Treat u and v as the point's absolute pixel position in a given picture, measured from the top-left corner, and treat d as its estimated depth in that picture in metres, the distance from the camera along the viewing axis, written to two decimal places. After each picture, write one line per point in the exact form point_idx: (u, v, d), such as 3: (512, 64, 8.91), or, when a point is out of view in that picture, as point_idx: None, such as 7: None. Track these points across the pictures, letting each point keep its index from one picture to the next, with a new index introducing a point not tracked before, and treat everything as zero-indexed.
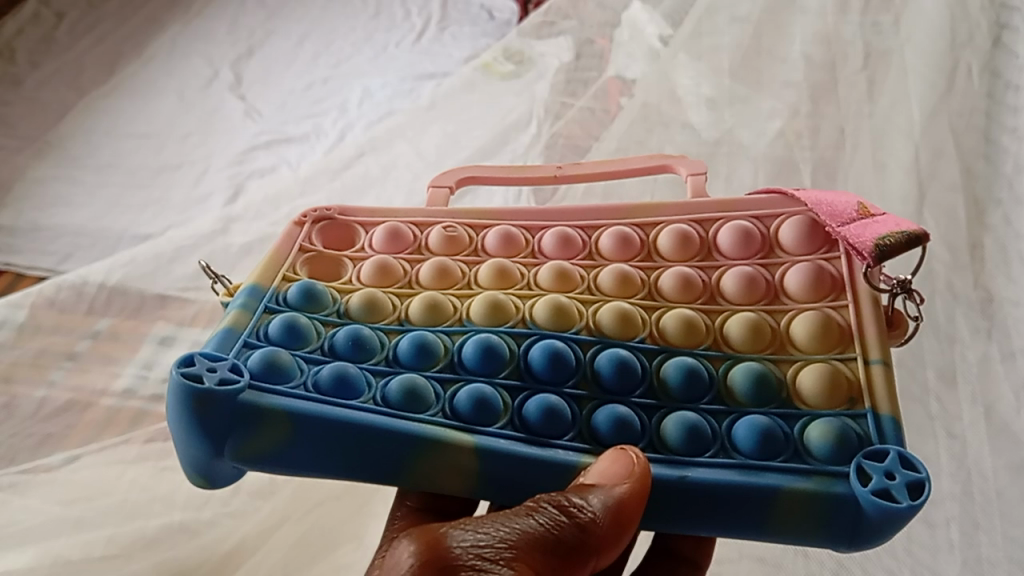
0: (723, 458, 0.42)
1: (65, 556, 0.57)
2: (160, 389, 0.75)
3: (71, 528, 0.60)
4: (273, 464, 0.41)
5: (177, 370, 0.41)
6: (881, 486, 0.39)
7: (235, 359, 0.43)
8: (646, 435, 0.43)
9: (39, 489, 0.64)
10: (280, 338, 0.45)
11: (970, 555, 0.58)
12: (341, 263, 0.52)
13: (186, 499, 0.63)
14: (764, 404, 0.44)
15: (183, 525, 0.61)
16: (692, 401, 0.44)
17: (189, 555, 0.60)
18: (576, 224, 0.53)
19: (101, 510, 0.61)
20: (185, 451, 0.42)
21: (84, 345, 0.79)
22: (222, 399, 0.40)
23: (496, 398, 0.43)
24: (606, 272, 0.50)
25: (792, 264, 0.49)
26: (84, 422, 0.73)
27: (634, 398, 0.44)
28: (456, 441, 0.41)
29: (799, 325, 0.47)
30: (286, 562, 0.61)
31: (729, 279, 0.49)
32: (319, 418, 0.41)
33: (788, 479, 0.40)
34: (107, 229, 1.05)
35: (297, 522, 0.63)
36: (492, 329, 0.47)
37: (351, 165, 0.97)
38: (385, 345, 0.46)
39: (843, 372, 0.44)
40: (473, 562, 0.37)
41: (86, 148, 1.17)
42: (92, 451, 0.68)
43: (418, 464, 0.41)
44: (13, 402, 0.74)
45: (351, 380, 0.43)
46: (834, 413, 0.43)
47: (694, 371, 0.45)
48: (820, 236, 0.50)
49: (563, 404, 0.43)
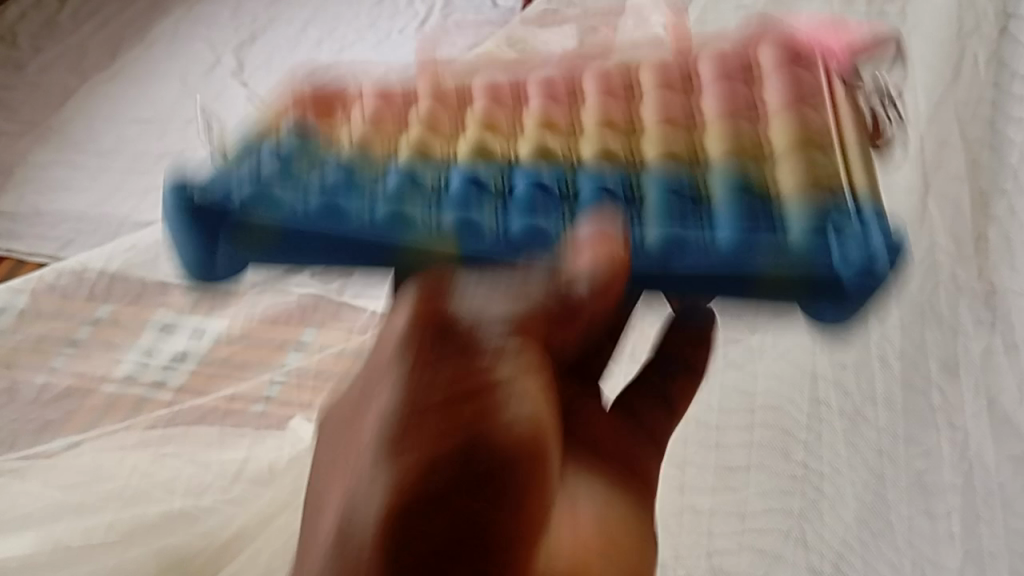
0: (699, 237, 0.41)
1: (65, 541, 0.58)
2: (162, 376, 0.75)
3: (72, 512, 0.60)
4: (267, 255, 0.41)
5: (167, 181, 0.41)
6: (861, 258, 0.40)
7: (228, 175, 0.42)
8: (628, 205, 0.42)
9: (39, 475, 0.64)
10: (271, 165, 0.42)
11: (971, 547, 0.54)
12: (332, 111, 0.49)
13: (187, 486, 0.63)
14: (749, 203, 0.42)
15: (184, 512, 0.61)
16: (685, 205, 0.43)
17: (188, 540, 0.59)
18: (566, 79, 0.52)
19: (103, 495, 0.62)
20: (183, 250, 0.41)
21: (85, 331, 0.79)
22: (213, 203, 0.40)
23: (479, 202, 0.42)
24: (588, 109, 0.48)
25: (771, 76, 0.49)
26: (84, 407, 0.73)
27: (617, 198, 0.42)
28: (443, 251, 0.39)
29: (778, 130, 0.46)
30: (281, 548, 0.58)
31: (710, 103, 0.48)
32: (305, 228, 0.40)
33: (774, 262, 0.40)
34: (109, 215, 1.04)
35: (294, 509, 0.60)
36: (476, 160, 0.45)
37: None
38: (359, 159, 0.44)
39: (822, 168, 0.44)
40: (471, 323, 0.34)
41: (89, 133, 1.17)
42: (92, 438, 0.68)
43: (406, 267, 0.40)
44: (15, 386, 0.74)
45: (340, 207, 0.41)
46: (819, 203, 0.42)
47: (677, 185, 0.43)
48: (791, 54, 0.51)
49: (546, 206, 0.42)
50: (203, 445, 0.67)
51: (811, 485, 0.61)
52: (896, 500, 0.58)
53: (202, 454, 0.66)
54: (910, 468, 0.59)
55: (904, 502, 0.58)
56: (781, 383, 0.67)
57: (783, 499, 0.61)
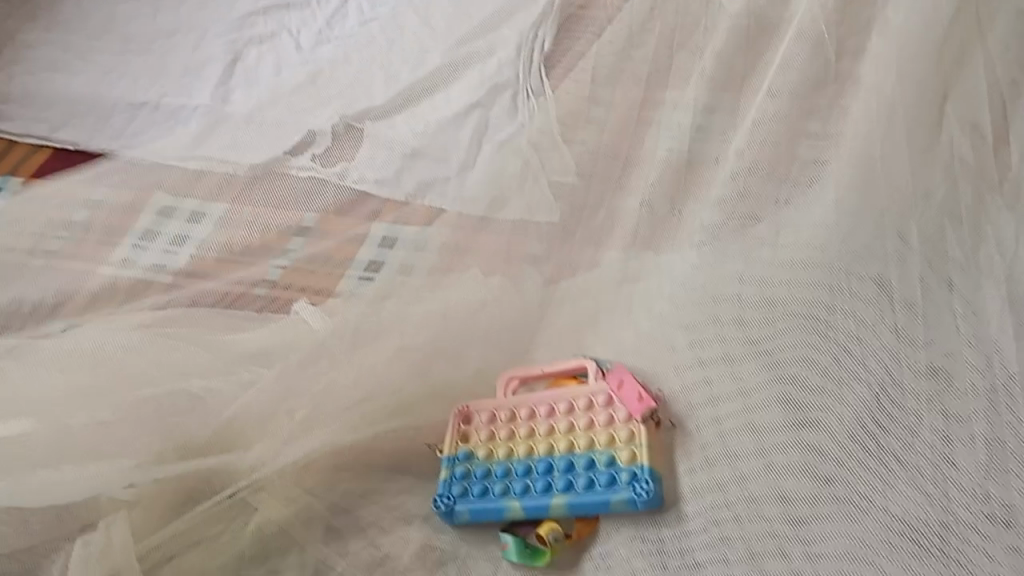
0: (576, 501, 0.58)
1: (65, 421, 0.59)
2: (160, 260, 0.71)
3: (79, 395, 0.60)
4: (465, 506, 0.60)
5: (435, 507, 0.61)
6: (647, 491, 0.56)
7: (459, 490, 0.61)
8: (543, 511, 0.59)
9: (39, 357, 0.63)
10: (476, 489, 0.61)
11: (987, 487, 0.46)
12: (266, 253, 0.72)
13: (190, 365, 0.63)
14: (582, 492, 0.58)
15: (192, 395, 0.62)
16: (550, 510, 0.58)
17: (192, 424, 0.61)
18: (497, 158, 0.73)
19: (113, 379, 0.61)
20: (446, 466, 0.63)
21: (83, 215, 0.72)
22: (449, 504, 0.60)
23: (552, 488, 0.59)
24: (505, 183, 0.70)
25: (590, 399, 0.62)
26: (83, 290, 0.68)
27: (534, 505, 0.59)
28: (546, 514, 0.58)
29: (600, 440, 0.60)
30: (291, 435, 0.61)
31: (551, 405, 0.64)
32: (491, 510, 0.60)
33: (615, 503, 0.57)
34: (103, 96, 0.97)
35: (302, 398, 0.62)
36: (454, 459, 0.63)
37: (350, 52, 0.91)
38: (467, 483, 0.61)
39: (616, 438, 0.60)
40: (605, 429, 0.61)
41: (78, 10, 1.09)
42: (93, 318, 0.66)
43: (532, 514, 0.59)
44: (17, 268, 0.68)
45: (490, 511, 0.60)
46: (620, 492, 0.57)
47: (539, 513, 0.59)
48: (614, 395, 0.62)
49: (562, 508, 0.58)
50: (207, 328, 0.65)
51: (812, 410, 0.53)
52: (910, 412, 0.50)
53: (207, 336, 0.65)
54: (920, 386, 0.50)
55: (923, 417, 0.50)
56: (796, 268, 0.58)
57: (803, 440, 0.52)
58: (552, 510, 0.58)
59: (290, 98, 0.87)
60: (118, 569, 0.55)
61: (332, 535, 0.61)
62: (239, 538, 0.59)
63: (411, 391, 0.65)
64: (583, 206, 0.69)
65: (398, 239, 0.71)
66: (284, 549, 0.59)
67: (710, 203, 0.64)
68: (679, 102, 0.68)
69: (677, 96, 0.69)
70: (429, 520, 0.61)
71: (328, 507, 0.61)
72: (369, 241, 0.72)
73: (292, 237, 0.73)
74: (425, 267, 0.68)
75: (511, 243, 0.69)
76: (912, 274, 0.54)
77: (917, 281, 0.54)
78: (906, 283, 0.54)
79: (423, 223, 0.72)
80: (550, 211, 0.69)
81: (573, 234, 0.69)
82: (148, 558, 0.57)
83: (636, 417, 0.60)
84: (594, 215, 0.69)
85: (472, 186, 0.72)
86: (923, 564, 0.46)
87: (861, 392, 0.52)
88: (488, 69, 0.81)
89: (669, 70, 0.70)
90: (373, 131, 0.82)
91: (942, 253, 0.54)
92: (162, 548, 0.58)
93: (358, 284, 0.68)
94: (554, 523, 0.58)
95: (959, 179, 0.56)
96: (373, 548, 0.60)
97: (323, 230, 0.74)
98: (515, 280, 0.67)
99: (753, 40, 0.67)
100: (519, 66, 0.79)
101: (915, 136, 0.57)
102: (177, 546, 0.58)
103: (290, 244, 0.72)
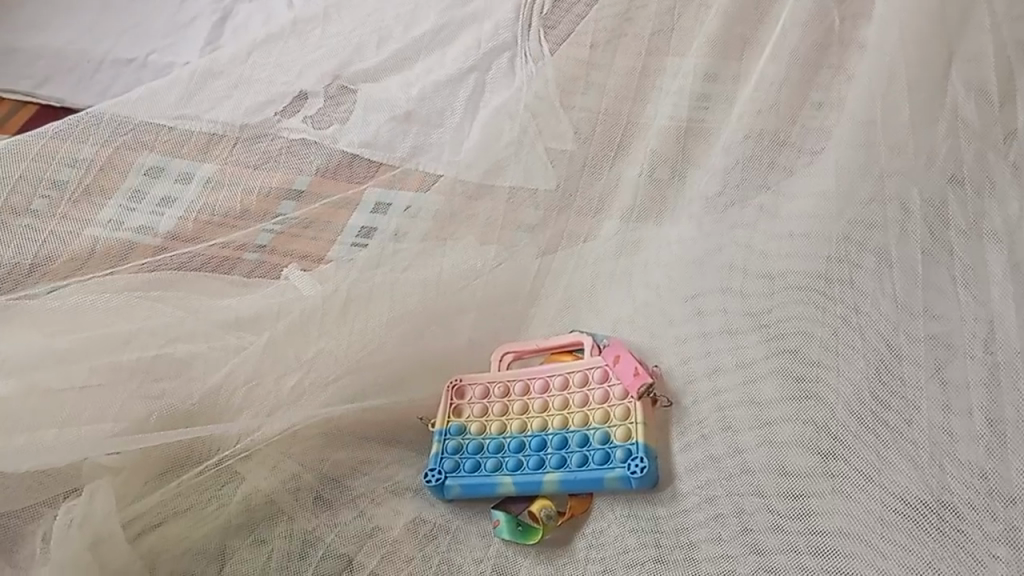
0: (571, 480, 0.57)
1: (45, 385, 0.58)
2: (149, 221, 0.68)
3: (59, 360, 0.58)
4: (457, 483, 0.59)
5: (426, 483, 0.60)
6: (644, 470, 0.55)
7: (451, 467, 0.60)
8: (538, 490, 0.58)
9: (21, 322, 0.61)
10: (468, 464, 0.60)
11: (989, 467, 0.44)
12: (248, 217, 0.69)
13: (171, 330, 0.61)
14: (577, 471, 0.57)
15: (179, 360, 0.61)
16: (544, 489, 0.58)
17: (179, 390, 0.60)
18: (490, 121, 0.70)
19: (91, 342, 0.59)
20: (438, 440, 0.62)
21: (68, 173, 0.68)
22: (440, 481, 0.59)
23: (545, 465, 0.58)
24: (496, 148, 0.68)
25: (586, 375, 0.61)
26: (67, 251, 0.65)
27: (527, 484, 0.58)
28: (542, 492, 0.58)
29: (595, 418, 0.59)
30: (279, 403, 0.60)
31: (546, 381, 0.62)
32: (483, 487, 0.59)
33: (611, 484, 0.56)
34: (88, 53, 0.95)
35: (294, 367, 0.61)
36: (446, 432, 0.62)
37: (342, 11, 0.82)
38: (459, 458, 0.60)
39: (613, 415, 0.59)
40: (601, 406, 0.60)
41: None
42: (75, 281, 0.63)
43: (526, 493, 0.58)
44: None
45: (482, 489, 0.59)
46: (616, 470, 0.56)
47: (533, 491, 0.58)
48: (612, 372, 0.60)
49: (557, 487, 0.57)
50: (197, 293, 0.64)
51: (815, 385, 0.52)
52: (909, 386, 0.48)
53: (195, 302, 0.63)
54: (924, 360, 0.48)
55: (922, 391, 0.48)
56: (800, 241, 0.56)
57: (802, 416, 0.51)
58: (547, 489, 0.58)
59: (269, 51, 0.79)
60: (101, 537, 0.53)
61: (322, 505, 0.59)
62: (226, 506, 0.58)
63: (402, 362, 0.63)
64: (582, 174, 0.68)
65: (391, 205, 0.69)
66: (272, 517, 0.59)
67: (711, 172, 0.63)
68: (681, 67, 0.67)
69: (678, 62, 0.67)
70: (420, 493, 0.60)
71: (319, 477, 0.60)
72: (363, 205, 0.71)
73: (282, 201, 0.71)
74: (418, 233, 0.66)
75: (506, 211, 0.67)
76: (914, 241, 0.51)
77: (918, 249, 0.51)
78: (907, 249, 0.51)
79: (415, 189, 0.70)
80: (550, 179, 0.68)
81: (570, 203, 0.68)
82: (133, 525, 0.56)
83: (632, 395, 0.59)
84: (592, 183, 0.68)
85: (467, 152, 0.69)
86: (920, 543, 0.45)
87: (860, 365, 0.51)
88: (484, 31, 0.78)
89: (672, 32, 0.68)
90: (365, 95, 0.77)
91: (944, 214, 0.51)
92: (147, 515, 0.56)
93: (349, 250, 0.67)
94: (547, 500, 0.57)
95: (963, 143, 0.52)
96: (362, 520, 0.59)
97: (315, 194, 0.72)
98: (510, 247, 0.66)
99: (753, 7, 0.65)
100: (517, 29, 0.77)
101: (926, 101, 0.53)
102: (163, 514, 0.57)
103: (280, 208, 0.70)
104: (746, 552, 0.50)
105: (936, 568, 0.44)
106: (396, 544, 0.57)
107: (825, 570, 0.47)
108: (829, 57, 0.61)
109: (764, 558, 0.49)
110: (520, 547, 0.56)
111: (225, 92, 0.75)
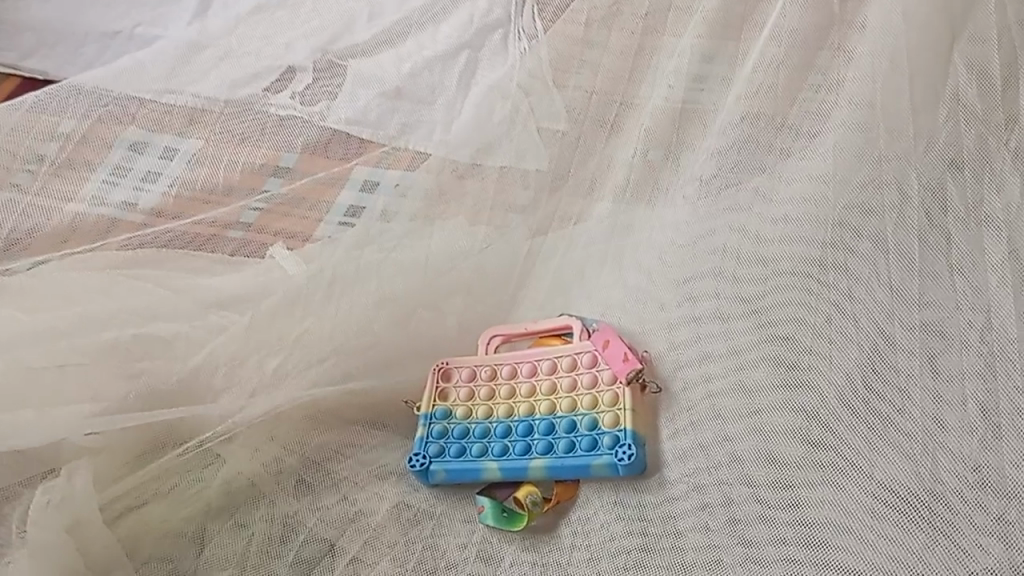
0: (557, 466, 0.56)
1: (26, 362, 0.57)
2: (132, 196, 0.67)
3: (39, 337, 0.57)
4: (442, 468, 0.58)
5: (410, 467, 0.59)
6: (631, 458, 0.54)
7: (436, 451, 0.59)
8: (524, 476, 0.57)
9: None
10: (454, 449, 0.59)
11: (981, 460, 0.44)
12: (235, 194, 0.68)
13: (153, 309, 0.60)
14: (563, 457, 0.56)
15: (160, 339, 0.59)
16: (530, 475, 0.57)
17: (160, 370, 0.58)
18: (480, 98, 0.69)
19: (72, 319, 0.58)
20: (423, 424, 0.61)
21: (53, 147, 0.68)
22: (425, 465, 0.58)
23: (532, 451, 0.58)
24: (486, 126, 0.67)
25: (574, 359, 0.60)
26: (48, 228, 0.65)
27: (513, 469, 0.57)
28: (528, 478, 0.57)
29: (583, 403, 0.58)
30: (262, 385, 0.59)
31: (534, 365, 0.61)
32: (469, 472, 0.58)
33: (598, 471, 0.55)
34: (76, 26, 0.94)
35: (276, 348, 0.60)
36: (432, 416, 0.61)
37: None
38: (445, 442, 0.59)
39: (601, 401, 0.58)
40: (589, 391, 0.59)
41: None
42: (59, 257, 0.63)
43: (512, 478, 0.57)
44: None
45: (468, 474, 0.58)
46: (603, 457, 0.55)
47: (519, 477, 0.57)
48: (600, 357, 0.60)
49: (543, 473, 0.57)
50: (180, 270, 0.63)
51: (806, 373, 0.51)
52: (902, 376, 0.48)
53: (177, 280, 0.62)
54: (918, 350, 0.48)
55: (915, 381, 0.47)
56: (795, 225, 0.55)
57: (792, 405, 0.50)
58: (533, 475, 0.57)
59: (256, 25, 0.79)
60: (80, 519, 0.52)
61: (305, 488, 0.58)
62: (206, 488, 0.57)
63: (388, 343, 0.62)
64: (574, 153, 0.66)
65: (378, 183, 0.68)
66: (252, 500, 0.57)
67: (706, 155, 0.62)
68: (677, 47, 0.65)
69: (674, 41, 0.65)
70: (405, 477, 0.59)
71: (301, 459, 0.59)
72: (350, 183, 0.69)
73: (267, 178, 0.70)
74: (407, 213, 0.65)
75: (496, 192, 0.66)
76: (911, 227, 0.51)
77: (914, 235, 0.50)
78: (904, 237, 0.51)
79: (404, 168, 0.69)
80: (540, 158, 0.66)
81: (562, 183, 0.66)
82: (113, 507, 0.55)
83: (621, 381, 0.58)
84: (584, 162, 0.66)
85: (456, 131, 0.68)
86: (911, 535, 0.44)
87: (852, 354, 0.50)
88: (479, 6, 0.75)
89: (669, 10, 0.66)
90: (355, 69, 0.76)
91: (942, 202, 0.50)
92: (126, 498, 0.55)
93: (336, 229, 0.65)
94: (532, 486, 0.57)
95: (964, 125, 0.51)
96: (347, 504, 0.57)
97: (302, 171, 0.71)
98: (501, 230, 0.65)
99: None
100: (512, 5, 0.74)
101: (927, 86, 0.52)
102: (143, 496, 0.56)
103: (265, 185, 0.69)
104: (733, 542, 0.49)
105: (926, 561, 0.43)
106: (381, 529, 0.56)
107: (812, 563, 0.46)
108: (830, 37, 0.58)
109: (753, 549, 0.48)
110: (505, 532, 0.55)
111: (212, 64, 0.75)
